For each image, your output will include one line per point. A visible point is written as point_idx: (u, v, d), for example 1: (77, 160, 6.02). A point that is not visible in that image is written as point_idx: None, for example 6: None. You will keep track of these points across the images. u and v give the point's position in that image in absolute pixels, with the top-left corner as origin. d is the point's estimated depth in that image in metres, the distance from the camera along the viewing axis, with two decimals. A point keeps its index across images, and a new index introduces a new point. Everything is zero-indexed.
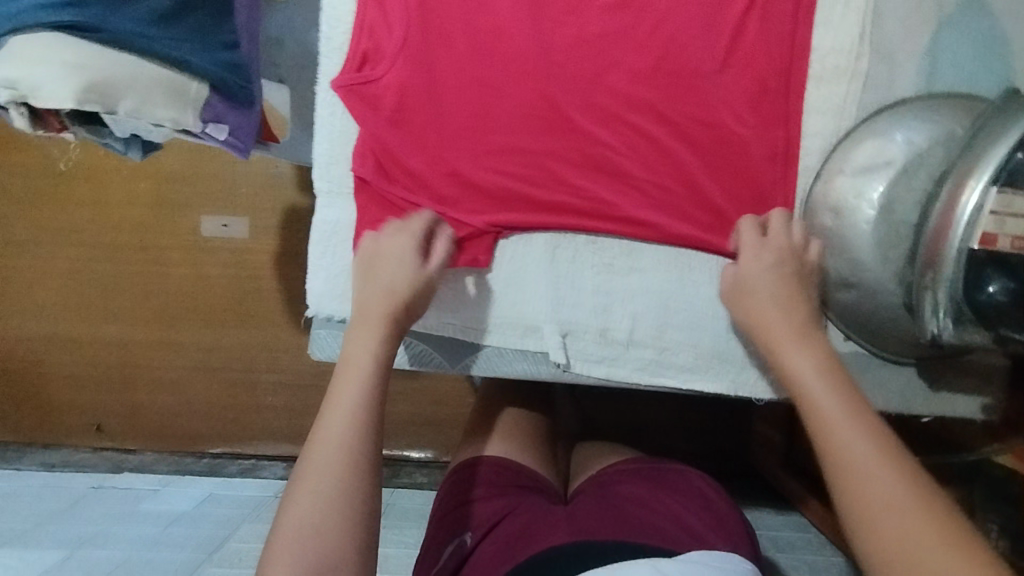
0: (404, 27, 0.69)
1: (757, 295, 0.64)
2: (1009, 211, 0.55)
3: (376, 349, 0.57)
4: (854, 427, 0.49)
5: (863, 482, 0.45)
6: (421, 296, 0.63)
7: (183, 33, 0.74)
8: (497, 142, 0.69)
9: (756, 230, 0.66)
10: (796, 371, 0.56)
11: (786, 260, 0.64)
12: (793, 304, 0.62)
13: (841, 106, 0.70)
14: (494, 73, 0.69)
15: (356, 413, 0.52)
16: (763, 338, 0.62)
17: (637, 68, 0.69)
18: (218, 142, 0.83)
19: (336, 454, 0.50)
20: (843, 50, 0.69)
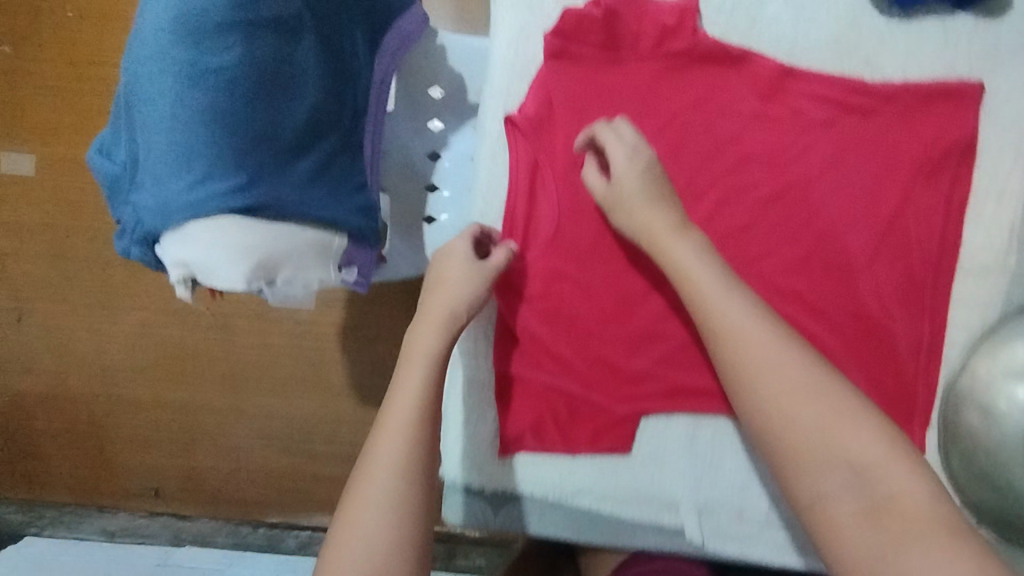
0: (554, 216, 0.71)
1: (626, 203, 0.64)
2: None
3: (426, 383, 0.61)
4: (813, 462, 0.51)
5: (824, 472, 0.50)
6: (480, 278, 0.66)
7: (327, 191, 0.76)
8: (644, 325, 0.71)
9: (622, 147, 0.65)
10: (707, 264, 0.60)
11: (646, 158, 0.65)
12: (671, 219, 0.63)
13: (986, 302, 0.70)
14: (643, 262, 0.71)
15: (396, 471, 0.56)
16: (646, 236, 0.64)
17: (788, 258, 0.70)
18: (349, 284, 0.85)
19: (387, 484, 0.55)
20: (992, 249, 0.70)
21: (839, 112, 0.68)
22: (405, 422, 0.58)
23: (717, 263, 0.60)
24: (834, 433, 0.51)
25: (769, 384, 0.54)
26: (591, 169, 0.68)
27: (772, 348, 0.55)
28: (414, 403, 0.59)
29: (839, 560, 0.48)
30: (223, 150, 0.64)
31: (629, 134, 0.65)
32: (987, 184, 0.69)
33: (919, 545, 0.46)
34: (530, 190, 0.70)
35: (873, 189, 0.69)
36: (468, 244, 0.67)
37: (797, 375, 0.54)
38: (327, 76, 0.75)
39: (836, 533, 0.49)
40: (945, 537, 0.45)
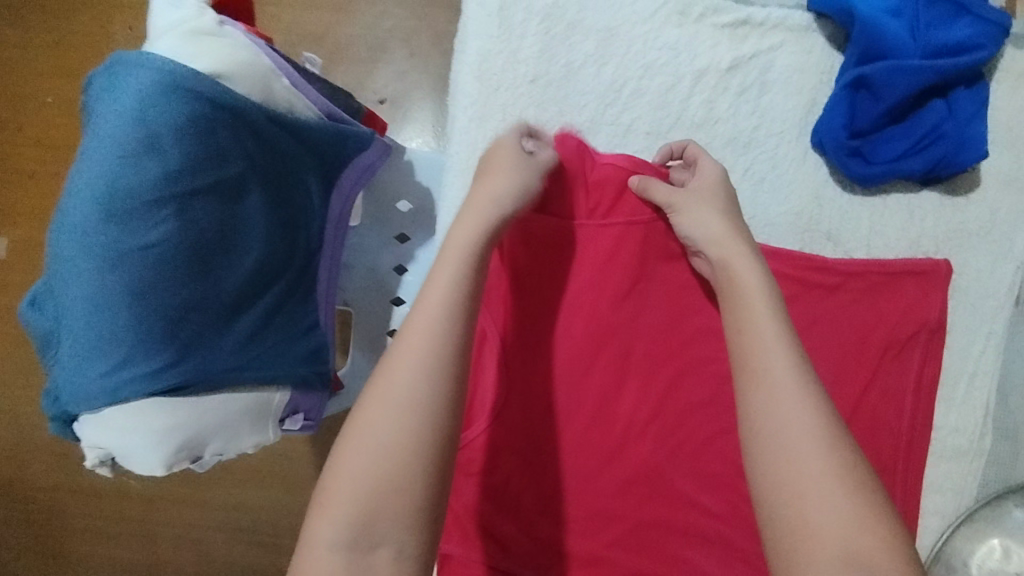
0: (501, 388, 0.67)
1: (698, 203, 0.60)
2: None
3: (460, 290, 0.53)
4: (790, 406, 0.46)
5: (796, 423, 0.45)
6: (521, 161, 0.61)
7: (266, 348, 0.73)
8: (601, 504, 0.66)
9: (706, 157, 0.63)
10: (751, 268, 0.54)
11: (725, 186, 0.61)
12: (734, 236, 0.57)
13: (961, 485, 0.66)
14: (598, 435, 0.66)
15: (403, 425, 0.48)
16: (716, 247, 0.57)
17: None
18: (294, 433, 0.81)
19: (408, 390, 0.49)
20: (965, 430, 0.66)
21: (801, 288, 0.65)
22: (417, 360, 0.50)
23: (749, 254, 0.55)
24: (811, 414, 0.46)
25: (773, 360, 0.48)
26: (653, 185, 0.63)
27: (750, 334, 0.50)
28: (429, 353, 0.50)
29: (785, 480, 0.44)
30: (149, 330, 0.61)
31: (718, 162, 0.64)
32: (958, 362, 0.66)
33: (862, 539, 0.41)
34: (476, 360, 0.67)
35: (840, 368, 0.65)
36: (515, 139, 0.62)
37: (783, 350, 0.49)
38: (274, 228, 0.74)
39: (797, 490, 0.43)
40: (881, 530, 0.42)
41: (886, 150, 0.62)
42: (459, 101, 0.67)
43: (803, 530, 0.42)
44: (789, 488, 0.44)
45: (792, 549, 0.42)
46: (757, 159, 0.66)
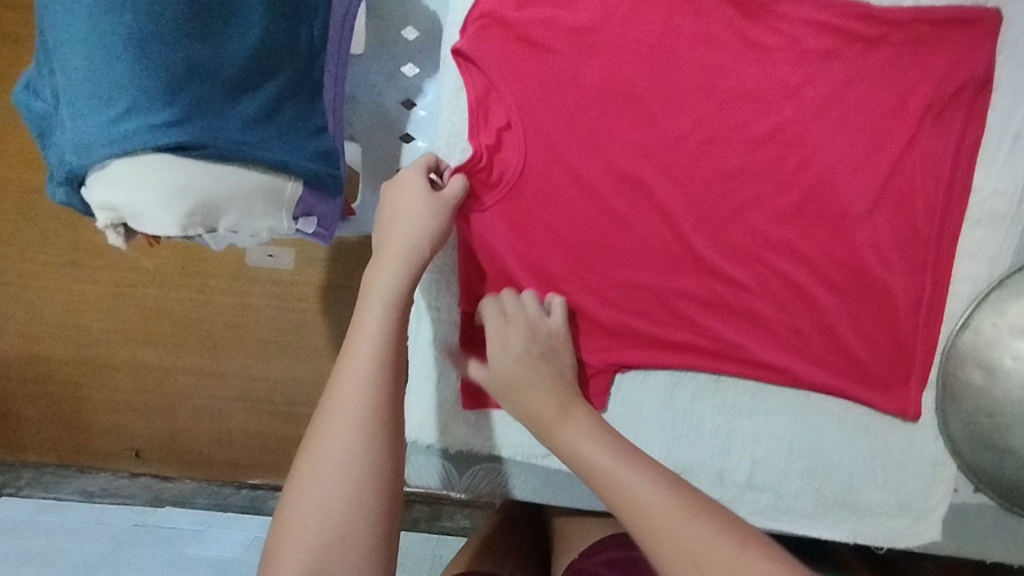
0: (520, 156, 0.64)
1: (517, 388, 0.59)
2: None
3: (392, 312, 0.54)
4: (648, 480, 0.49)
5: (666, 497, 0.48)
6: (421, 203, 0.60)
7: (273, 133, 0.70)
8: (622, 273, 0.65)
9: (517, 303, 0.63)
10: (570, 444, 0.55)
11: (517, 349, 0.60)
12: (530, 363, 0.60)
13: (995, 253, 0.64)
14: (621, 203, 0.65)
15: (355, 449, 0.48)
16: (536, 426, 0.58)
17: (778, 207, 0.64)
18: (309, 236, 0.80)
19: (351, 438, 0.48)
20: (1005, 194, 0.63)
21: (840, 42, 0.61)
22: (359, 390, 0.50)
23: (586, 419, 0.56)
24: (664, 476, 0.50)
25: (610, 461, 0.52)
26: (489, 314, 0.63)
27: (593, 445, 0.54)
28: (360, 404, 0.50)
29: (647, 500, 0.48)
30: (150, 82, 0.58)
31: (532, 301, 0.63)
32: (1004, 124, 0.62)
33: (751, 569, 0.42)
34: (491, 130, 0.64)
35: (876, 130, 0.62)
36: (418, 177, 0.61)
37: (621, 448, 0.53)
38: (274, 14, 0.69)
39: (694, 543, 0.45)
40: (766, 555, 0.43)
41: None
42: None
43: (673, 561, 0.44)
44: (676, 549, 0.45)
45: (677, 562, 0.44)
46: None
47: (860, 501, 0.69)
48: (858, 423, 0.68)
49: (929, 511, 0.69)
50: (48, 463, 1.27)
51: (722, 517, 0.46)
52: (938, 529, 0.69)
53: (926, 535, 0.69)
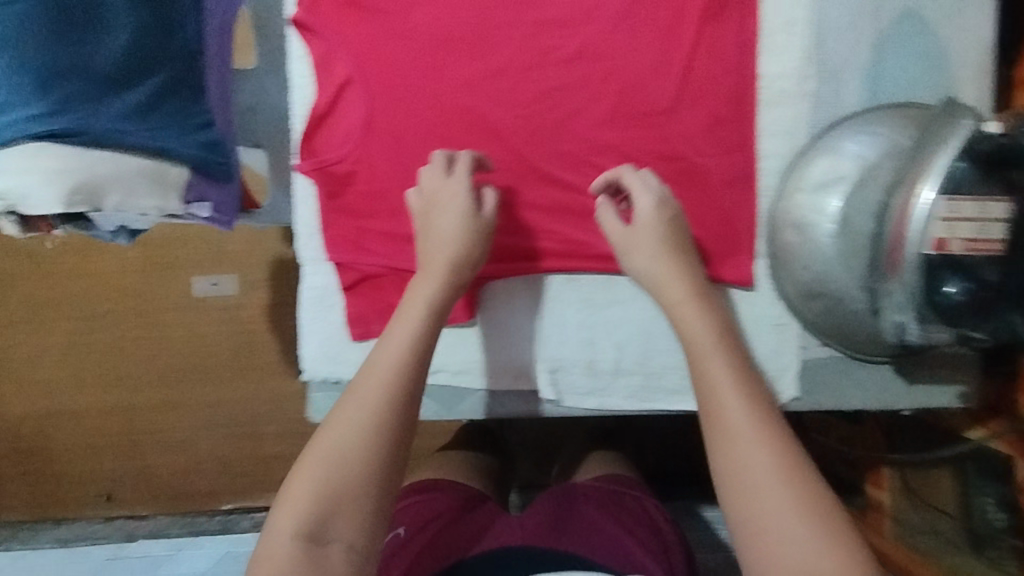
0: (365, 106, 0.73)
1: (645, 248, 0.66)
2: (957, 216, 0.59)
3: (432, 292, 0.62)
4: (755, 417, 0.53)
5: (763, 446, 0.51)
6: (454, 201, 0.67)
7: (157, 123, 0.80)
8: (471, 195, 0.73)
9: (649, 189, 0.67)
10: (687, 327, 0.61)
11: (670, 209, 0.67)
12: (654, 235, 0.66)
13: (791, 127, 0.74)
14: (461, 134, 0.73)
15: (365, 427, 0.52)
16: (652, 284, 0.65)
17: (597, 115, 0.73)
18: (203, 219, 0.87)
19: (382, 393, 0.54)
20: (788, 75, 0.73)
21: None
22: (394, 357, 0.56)
23: (693, 305, 0.62)
24: (769, 411, 0.54)
25: (714, 367, 0.57)
26: (608, 213, 0.68)
27: (705, 334, 0.60)
28: (387, 388, 0.55)
29: (743, 467, 0.51)
30: (22, 80, 0.69)
31: (649, 199, 0.67)
32: (777, 16, 0.72)
33: (787, 519, 0.47)
34: (335, 86, 0.72)
35: (666, 36, 0.72)
36: (438, 168, 0.69)
37: (726, 358, 0.58)
38: (143, 28, 0.79)
39: (757, 492, 0.49)
40: (806, 513, 0.47)
41: None
42: None
43: (765, 544, 0.47)
44: (731, 479, 0.51)
45: (755, 538, 0.48)
46: None
47: None
48: None
49: (783, 370, 0.76)
50: (26, 521, 1.29)
51: (801, 466, 0.50)
52: (795, 386, 0.77)
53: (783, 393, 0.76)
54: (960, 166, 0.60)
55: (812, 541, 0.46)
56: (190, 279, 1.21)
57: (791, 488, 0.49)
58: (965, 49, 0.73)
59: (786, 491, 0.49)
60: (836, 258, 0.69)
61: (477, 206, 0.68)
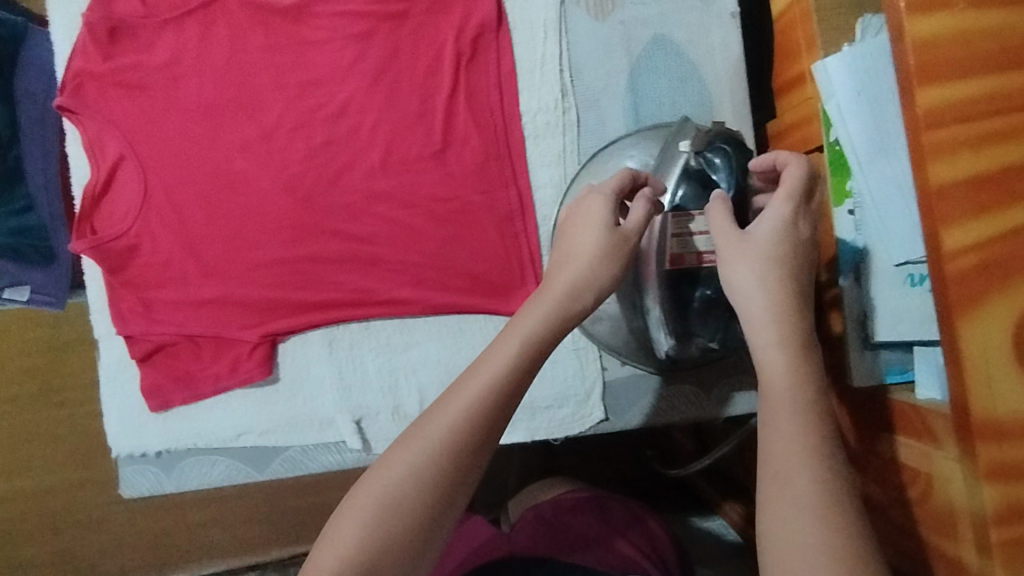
0: (140, 180, 0.74)
1: (755, 251, 0.51)
2: (685, 232, 0.61)
3: (538, 309, 0.51)
4: (791, 404, 0.46)
5: (792, 430, 0.45)
6: (600, 238, 0.54)
7: None
8: (254, 254, 0.74)
9: (790, 200, 0.52)
10: (734, 288, 0.51)
11: (793, 236, 0.52)
12: (784, 248, 0.51)
13: (561, 157, 0.76)
14: (238, 197, 0.75)
15: (443, 439, 0.46)
16: (740, 303, 0.50)
17: (368, 165, 0.75)
18: (25, 302, 0.89)
19: (491, 394, 0.47)
20: (549, 108, 0.76)
21: (372, 24, 0.74)
22: (513, 340, 0.50)
23: (759, 259, 0.50)
24: (811, 386, 0.46)
25: (765, 340, 0.48)
26: (720, 217, 0.54)
27: (760, 293, 0.49)
28: (497, 386, 0.48)
29: (779, 454, 0.44)
30: None
31: (772, 217, 0.51)
32: (530, 54, 0.76)
33: (808, 532, 0.41)
34: (108, 164, 0.73)
35: (424, 83, 0.74)
36: (607, 197, 0.56)
37: (779, 324, 0.48)
38: None
39: (796, 494, 0.42)
40: (823, 518, 0.41)
41: None
42: None
43: (773, 531, 0.42)
44: (771, 475, 0.44)
45: (772, 533, 0.42)
46: None
47: (526, 400, 0.76)
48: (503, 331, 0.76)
49: (587, 393, 0.76)
50: None
51: (823, 454, 0.44)
52: (600, 406, 0.76)
53: (590, 415, 0.76)
54: (682, 188, 0.62)
55: (824, 559, 0.40)
56: (85, 352, 1.03)
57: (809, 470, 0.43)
58: (715, 66, 0.76)
59: (804, 471, 0.43)
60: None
61: (613, 219, 0.55)
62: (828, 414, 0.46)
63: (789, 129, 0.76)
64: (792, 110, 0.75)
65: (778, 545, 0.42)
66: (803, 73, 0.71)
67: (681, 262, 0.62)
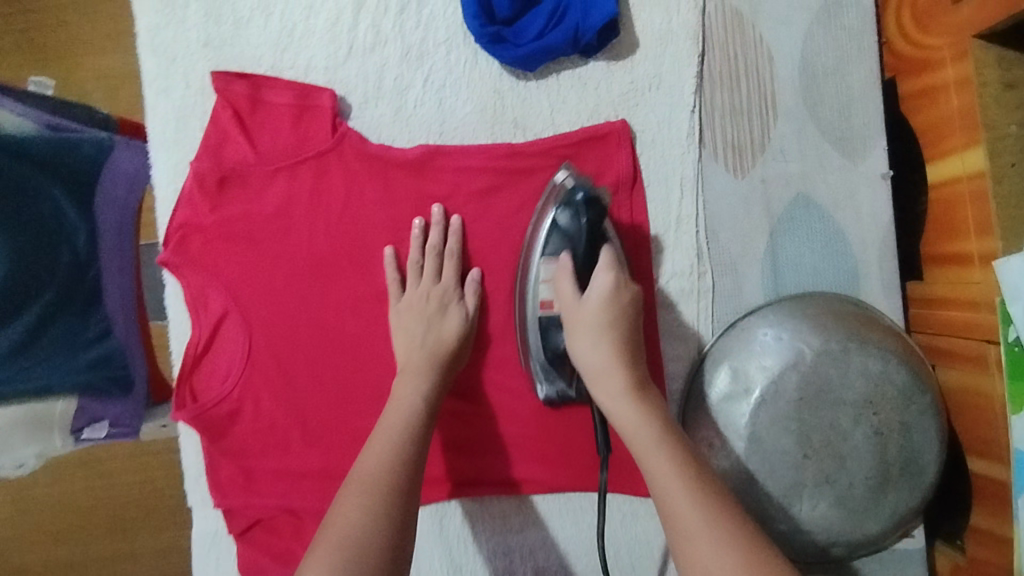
0: (244, 339, 0.69)
1: (587, 327, 0.59)
2: (551, 280, 0.63)
3: (421, 388, 0.62)
4: (655, 451, 0.53)
5: (664, 464, 0.53)
6: (452, 325, 0.66)
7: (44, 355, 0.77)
8: (363, 423, 0.69)
9: (614, 271, 0.61)
10: (583, 357, 0.59)
11: (622, 303, 0.60)
12: (615, 312, 0.59)
13: (695, 326, 0.70)
14: (347, 360, 0.69)
15: (367, 508, 0.52)
16: (591, 374, 0.59)
17: (488, 331, 0.69)
18: (104, 438, 0.81)
19: (383, 477, 0.55)
20: (683, 272, 0.70)
21: (499, 178, 0.69)
22: (394, 435, 0.58)
23: (594, 329, 0.59)
24: (657, 419, 0.55)
25: (611, 391, 0.57)
26: (564, 284, 0.62)
27: (599, 356, 0.59)
28: (386, 467, 0.56)
29: (665, 479, 0.52)
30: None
31: (603, 287, 0.60)
32: (663, 215, 0.70)
33: (706, 545, 0.49)
34: (210, 322, 0.69)
35: None
36: (444, 271, 0.67)
37: (621, 387, 0.57)
38: (19, 244, 0.76)
39: (691, 517, 0.50)
40: (721, 534, 0.49)
41: (529, 30, 0.68)
42: (145, 82, 0.69)
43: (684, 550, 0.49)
44: (670, 513, 0.51)
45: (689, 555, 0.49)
46: (433, 70, 0.70)
47: None
48: (624, 512, 0.71)
49: None
50: None
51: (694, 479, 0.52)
52: None
53: None
54: (549, 231, 0.63)
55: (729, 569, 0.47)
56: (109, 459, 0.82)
57: (688, 484, 0.51)
58: (863, 231, 0.71)
59: (688, 490, 0.51)
60: (766, 469, 0.64)
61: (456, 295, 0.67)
62: (681, 444, 0.54)
63: (945, 302, 0.70)
64: (948, 284, 0.69)
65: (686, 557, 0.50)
66: (968, 255, 0.65)
67: (553, 307, 0.63)
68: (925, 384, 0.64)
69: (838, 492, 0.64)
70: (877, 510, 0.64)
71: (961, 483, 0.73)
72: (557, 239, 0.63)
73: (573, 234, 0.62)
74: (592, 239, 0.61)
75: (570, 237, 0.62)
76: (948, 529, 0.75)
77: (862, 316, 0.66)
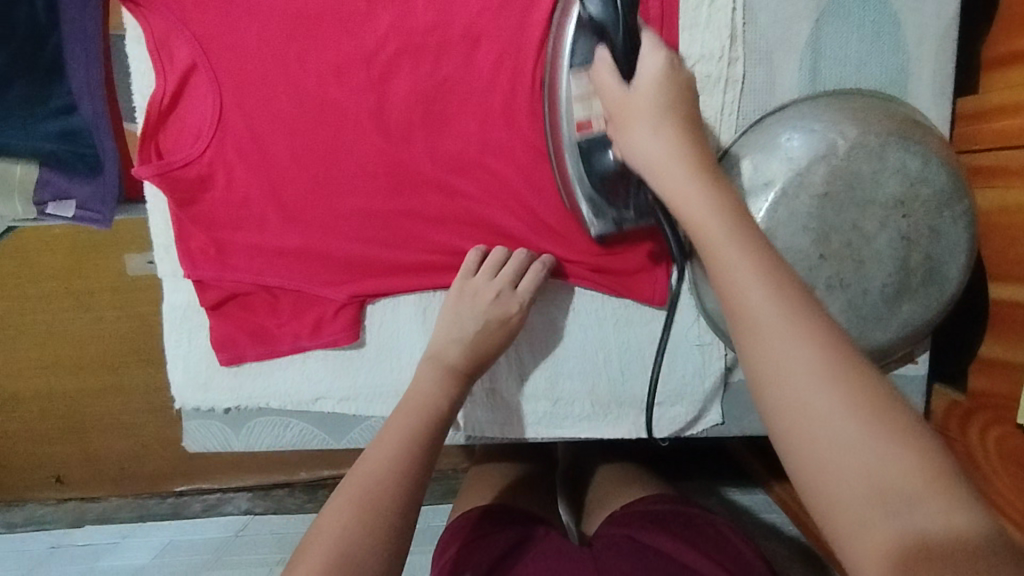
0: (213, 97, 0.62)
1: (636, 113, 0.50)
2: (589, 94, 0.55)
3: (447, 388, 0.58)
4: (753, 276, 0.38)
5: (777, 337, 0.36)
6: (489, 324, 0.61)
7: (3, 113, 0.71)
8: (344, 202, 0.64)
9: (661, 56, 0.52)
10: (638, 147, 0.50)
11: (672, 97, 0.51)
12: (668, 114, 0.50)
13: (717, 119, 0.64)
14: (328, 130, 0.62)
15: (389, 480, 0.48)
16: (649, 167, 0.49)
17: (485, 108, 0.62)
18: (70, 220, 0.74)
19: (403, 455, 0.50)
20: (711, 57, 0.62)
21: None
22: (410, 416, 0.54)
23: (651, 112, 0.50)
24: (733, 214, 0.43)
25: (684, 199, 0.45)
26: (605, 77, 0.52)
27: (660, 142, 0.49)
28: (408, 445, 0.51)
29: (762, 355, 0.36)
30: None
31: (654, 71, 0.51)
32: None
33: (802, 374, 0.34)
34: (175, 73, 0.61)
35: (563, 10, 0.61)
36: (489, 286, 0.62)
37: (687, 174, 0.46)
38: None
39: (791, 380, 0.34)
40: (862, 418, 0.33)
41: None
42: None
43: (802, 468, 0.33)
44: (766, 377, 0.35)
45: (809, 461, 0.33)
46: None
47: (632, 395, 0.68)
48: (618, 318, 0.67)
49: (705, 395, 0.68)
50: None
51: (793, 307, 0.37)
52: (717, 409, 0.68)
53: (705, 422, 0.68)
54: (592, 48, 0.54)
55: (824, 380, 0.34)
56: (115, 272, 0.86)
57: (806, 343, 0.35)
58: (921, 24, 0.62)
59: (801, 349, 0.35)
60: None
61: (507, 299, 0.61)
62: (805, 298, 0.37)
63: (1002, 111, 0.62)
64: (1009, 90, 0.61)
65: (766, 361, 0.35)
66: None
67: (590, 126, 0.56)
68: (964, 190, 0.58)
69: (851, 297, 0.59)
70: (889, 318, 0.60)
71: (976, 319, 0.69)
72: (589, 29, 0.54)
73: (606, 22, 0.51)
74: (631, 25, 0.51)
75: (605, 30, 0.51)
76: (952, 370, 0.72)
77: (907, 116, 0.59)
